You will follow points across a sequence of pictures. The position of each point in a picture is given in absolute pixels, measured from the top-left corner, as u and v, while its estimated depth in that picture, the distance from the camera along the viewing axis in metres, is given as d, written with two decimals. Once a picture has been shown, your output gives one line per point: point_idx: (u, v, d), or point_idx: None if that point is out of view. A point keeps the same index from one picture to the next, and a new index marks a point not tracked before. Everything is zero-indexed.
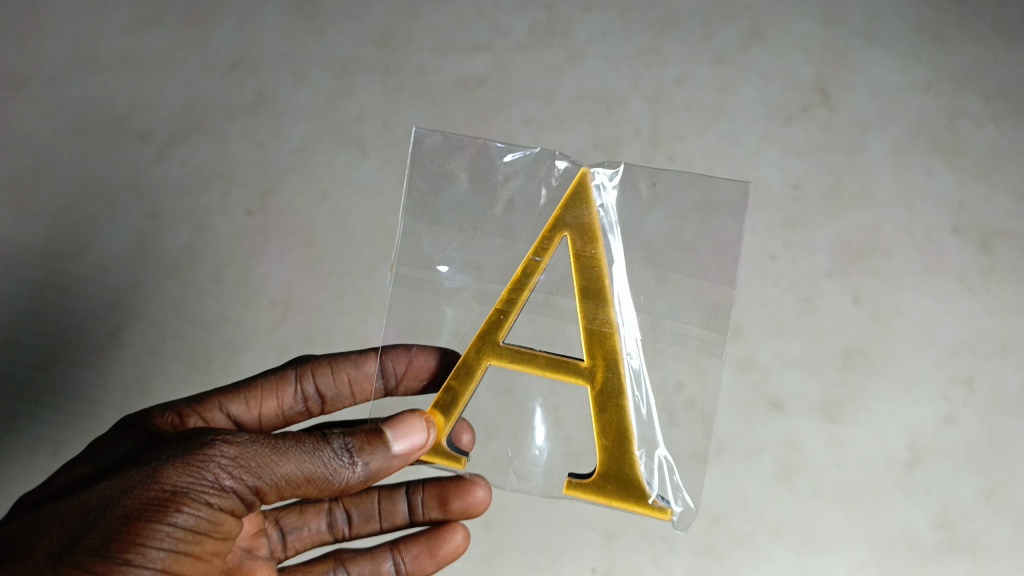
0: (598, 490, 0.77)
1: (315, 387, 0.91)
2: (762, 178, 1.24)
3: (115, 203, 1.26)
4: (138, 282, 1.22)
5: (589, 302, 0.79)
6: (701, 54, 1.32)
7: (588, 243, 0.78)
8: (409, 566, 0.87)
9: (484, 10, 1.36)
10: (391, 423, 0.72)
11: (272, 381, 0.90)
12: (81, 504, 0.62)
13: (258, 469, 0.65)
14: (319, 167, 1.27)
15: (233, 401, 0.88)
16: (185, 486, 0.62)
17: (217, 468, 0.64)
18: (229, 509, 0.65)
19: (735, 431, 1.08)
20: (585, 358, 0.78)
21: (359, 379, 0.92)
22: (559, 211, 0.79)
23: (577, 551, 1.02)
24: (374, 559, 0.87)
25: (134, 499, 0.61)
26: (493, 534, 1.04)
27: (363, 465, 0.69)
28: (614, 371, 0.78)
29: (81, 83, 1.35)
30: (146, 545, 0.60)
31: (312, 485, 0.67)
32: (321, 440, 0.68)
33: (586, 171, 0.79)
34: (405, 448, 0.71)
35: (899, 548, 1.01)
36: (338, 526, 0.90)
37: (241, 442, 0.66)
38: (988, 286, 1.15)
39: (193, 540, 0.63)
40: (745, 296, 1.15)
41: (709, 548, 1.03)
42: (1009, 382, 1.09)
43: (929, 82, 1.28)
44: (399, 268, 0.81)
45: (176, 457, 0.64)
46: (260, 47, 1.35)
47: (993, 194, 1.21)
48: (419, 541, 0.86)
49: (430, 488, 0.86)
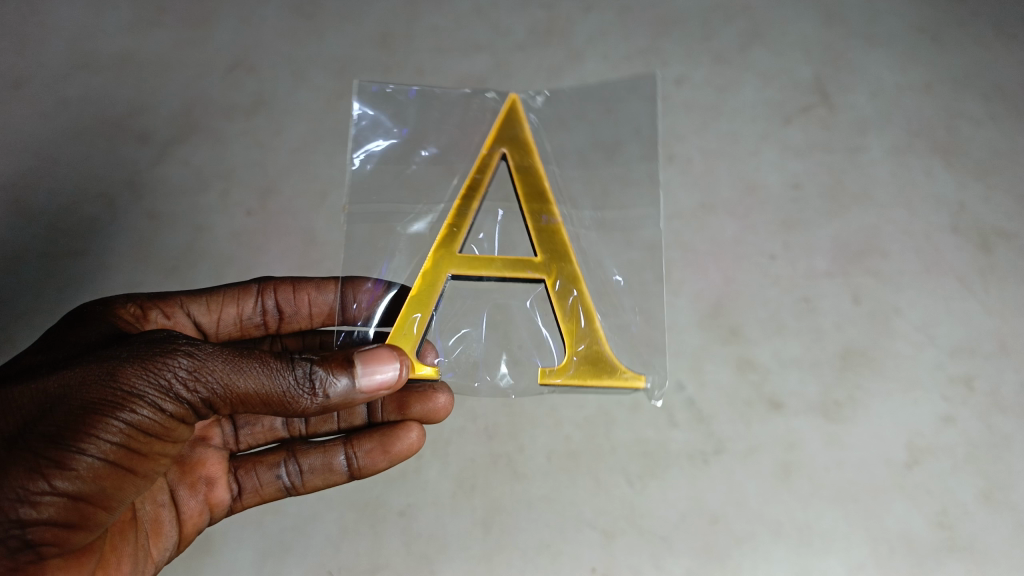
0: (573, 370, 0.76)
1: (276, 302, 0.91)
2: (762, 179, 1.23)
3: (115, 203, 1.25)
4: (139, 282, 1.21)
5: (534, 203, 0.81)
6: (700, 54, 1.32)
7: (525, 154, 0.82)
8: (361, 463, 0.87)
9: (485, 12, 1.37)
10: (362, 355, 0.70)
11: (234, 290, 0.90)
12: (36, 389, 0.60)
13: (215, 382, 0.65)
14: (320, 167, 1.27)
15: (194, 302, 0.88)
16: (142, 389, 0.63)
17: (173, 376, 0.64)
18: (180, 415, 0.66)
19: (735, 431, 1.07)
20: (537, 254, 0.80)
21: (320, 305, 0.92)
22: (496, 130, 0.83)
23: (577, 551, 1.00)
24: (326, 453, 0.87)
25: (90, 393, 0.61)
26: (494, 533, 1.00)
27: (323, 398, 0.68)
28: (567, 259, 0.79)
29: (80, 83, 1.35)
30: (98, 437, 0.60)
31: (266, 403, 0.67)
32: (286, 363, 0.67)
33: (516, 97, 0.84)
34: (370, 384, 0.69)
35: (898, 548, 1.00)
36: (294, 426, 0.91)
37: (200, 354, 0.66)
38: (987, 287, 1.15)
39: (142, 440, 0.64)
40: (746, 297, 1.15)
41: (708, 547, 1.00)
42: (1008, 382, 1.09)
43: (927, 83, 1.29)
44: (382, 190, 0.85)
45: (137, 359, 0.63)
46: (262, 48, 1.36)
47: (992, 194, 1.22)
48: (373, 437, 0.87)
49: (391, 392, 0.90)
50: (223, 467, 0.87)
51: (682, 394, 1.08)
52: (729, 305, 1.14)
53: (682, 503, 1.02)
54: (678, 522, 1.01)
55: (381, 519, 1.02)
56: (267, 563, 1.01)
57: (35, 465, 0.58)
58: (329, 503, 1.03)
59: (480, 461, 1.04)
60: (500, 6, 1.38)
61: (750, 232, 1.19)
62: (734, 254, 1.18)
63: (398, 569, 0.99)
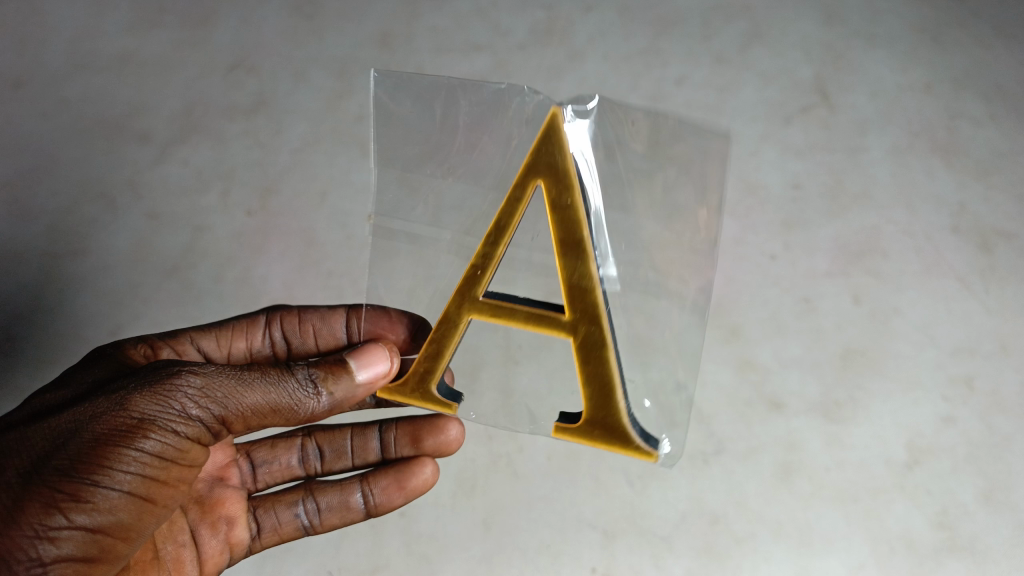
0: (585, 435, 0.76)
1: (282, 333, 0.90)
2: (763, 179, 1.24)
3: (116, 203, 1.26)
4: (138, 282, 1.21)
5: (566, 253, 0.75)
6: (701, 55, 1.33)
7: (564, 192, 0.74)
8: (377, 500, 0.85)
9: (485, 12, 1.38)
10: (354, 354, 0.73)
11: (243, 323, 0.90)
12: (49, 427, 0.61)
13: (223, 399, 0.65)
14: (320, 167, 1.27)
15: (204, 337, 0.87)
16: (152, 414, 0.62)
17: (182, 398, 0.64)
18: (196, 437, 0.66)
19: (734, 431, 1.07)
20: (567, 311, 0.75)
21: (329, 334, 0.89)
22: (533, 154, 0.75)
23: (577, 551, 0.99)
24: (343, 490, 0.85)
25: (102, 425, 0.61)
26: (494, 534, 1.00)
27: (328, 395, 0.70)
28: (597, 324, 0.75)
29: (81, 83, 1.35)
30: (113, 468, 0.60)
31: (276, 414, 0.68)
32: (286, 370, 0.69)
33: (557, 111, 0.75)
34: (368, 377, 0.73)
35: (899, 548, 1.00)
36: (310, 463, 0.89)
37: (207, 373, 0.66)
38: (987, 287, 1.15)
39: (160, 466, 0.63)
40: (746, 297, 1.15)
41: (708, 547, 1.00)
42: (1009, 382, 1.09)
43: (927, 84, 1.29)
44: (376, 219, 0.81)
45: (143, 385, 0.63)
46: (263, 48, 1.36)
47: (993, 194, 1.22)
48: (388, 473, 0.85)
49: (404, 425, 0.87)
50: (242, 506, 0.84)
51: None
52: (729, 305, 1.14)
53: (682, 503, 1.02)
54: (678, 522, 1.01)
55: (382, 520, 1.01)
56: (268, 564, 1.01)
57: (53, 499, 0.58)
58: None
59: (480, 462, 1.05)
60: (501, 7, 1.38)
61: (749, 232, 1.20)
62: (732, 254, 1.18)
63: (397, 569, 0.99)
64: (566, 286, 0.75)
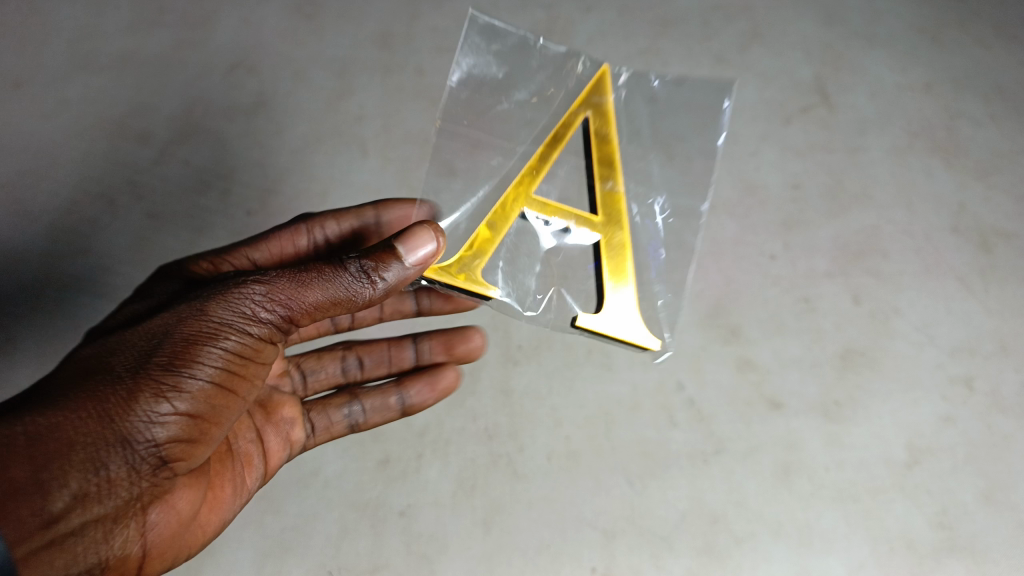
0: (611, 324, 0.87)
1: (326, 235, 0.96)
2: (762, 178, 1.24)
3: (116, 204, 1.24)
4: (140, 283, 1.19)
5: (604, 166, 0.90)
6: (701, 54, 1.34)
7: (604, 123, 0.91)
8: (413, 401, 0.99)
9: (484, 11, 1.39)
10: (401, 237, 0.70)
11: (287, 230, 0.95)
12: (143, 332, 0.67)
13: (288, 299, 0.69)
14: (320, 167, 1.27)
15: (256, 249, 0.94)
16: (228, 317, 0.67)
17: (252, 302, 0.68)
18: (267, 337, 0.71)
19: (735, 431, 1.06)
20: (597, 213, 0.89)
21: (365, 230, 0.97)
22: (585, 93, 0.91)
23: (577, 551, 0.99)
24: (383, 393, 0.97)
25: (187, 326, 0.66)
26: (493, 534, 1.00)
27: (383, 282, 0.70)
28: (620, 225, 0.89)
29: (81, 84, 1.35)
30: (199, 362, 0.65)
31: (337, 308, 0.70)
32: (339, 265, 0.69)
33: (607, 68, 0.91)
34: (416, 261, 0.70)
35: (899, 548, 1.00)
36: (350, 372, 1.02)
37: (270, 279, 0.69)
38: (987, 287, 1.16)
39: (239, 362, 0.69)
40: (747, 297, 1.15)
41: (707, 547, 1.00)
42: (1009, 382, 1.09)
43: (928, 83, 1.30)
44: (443, 124, 0.87)
45: (218, 294, 0.69)
46: (264, 48, 1.37)
47: (992, 194, 1.22)
48: (423, 377, 0.99)
49: (437, 336, 1.03)
50: (297, 409, 0.93)
51: (681, 394, 1.08)
52: (730, 305, 1.14)
53: (683, 502, 1.02)
54: (677, 522, 1.01)
55: (382, 520, 1.01)
56: (267, 564, 0.99)
57: (152, 390, 0.63)
58: (329, 503, 1.02)
59: (480, 461, 1.04)
60: (500, 8, 1.39)
61: (749, 232, 1.20)
62: (733, 254, 1.18)
63: (398, 569, 0.98)
64: (598, 189, 0.89)
